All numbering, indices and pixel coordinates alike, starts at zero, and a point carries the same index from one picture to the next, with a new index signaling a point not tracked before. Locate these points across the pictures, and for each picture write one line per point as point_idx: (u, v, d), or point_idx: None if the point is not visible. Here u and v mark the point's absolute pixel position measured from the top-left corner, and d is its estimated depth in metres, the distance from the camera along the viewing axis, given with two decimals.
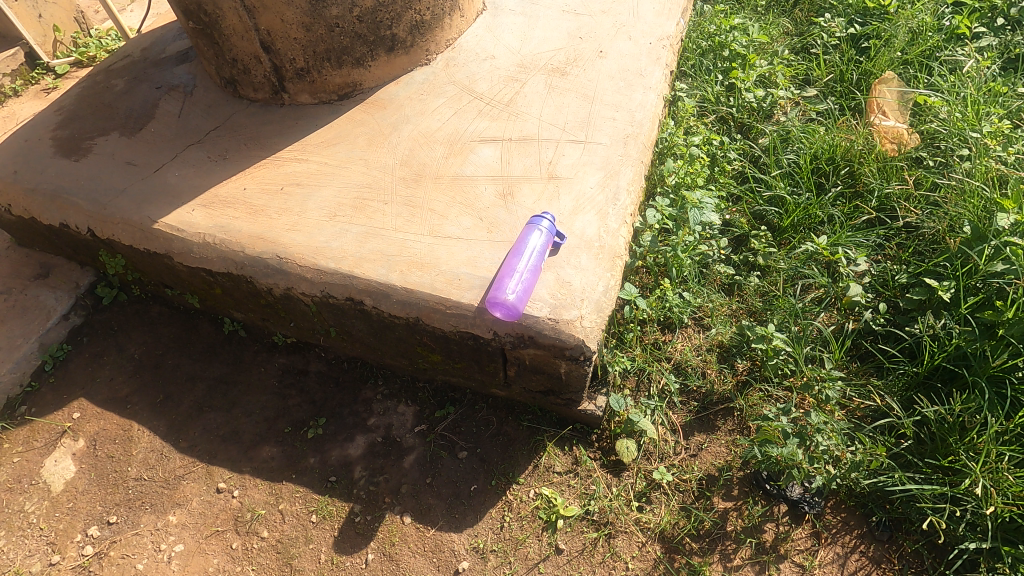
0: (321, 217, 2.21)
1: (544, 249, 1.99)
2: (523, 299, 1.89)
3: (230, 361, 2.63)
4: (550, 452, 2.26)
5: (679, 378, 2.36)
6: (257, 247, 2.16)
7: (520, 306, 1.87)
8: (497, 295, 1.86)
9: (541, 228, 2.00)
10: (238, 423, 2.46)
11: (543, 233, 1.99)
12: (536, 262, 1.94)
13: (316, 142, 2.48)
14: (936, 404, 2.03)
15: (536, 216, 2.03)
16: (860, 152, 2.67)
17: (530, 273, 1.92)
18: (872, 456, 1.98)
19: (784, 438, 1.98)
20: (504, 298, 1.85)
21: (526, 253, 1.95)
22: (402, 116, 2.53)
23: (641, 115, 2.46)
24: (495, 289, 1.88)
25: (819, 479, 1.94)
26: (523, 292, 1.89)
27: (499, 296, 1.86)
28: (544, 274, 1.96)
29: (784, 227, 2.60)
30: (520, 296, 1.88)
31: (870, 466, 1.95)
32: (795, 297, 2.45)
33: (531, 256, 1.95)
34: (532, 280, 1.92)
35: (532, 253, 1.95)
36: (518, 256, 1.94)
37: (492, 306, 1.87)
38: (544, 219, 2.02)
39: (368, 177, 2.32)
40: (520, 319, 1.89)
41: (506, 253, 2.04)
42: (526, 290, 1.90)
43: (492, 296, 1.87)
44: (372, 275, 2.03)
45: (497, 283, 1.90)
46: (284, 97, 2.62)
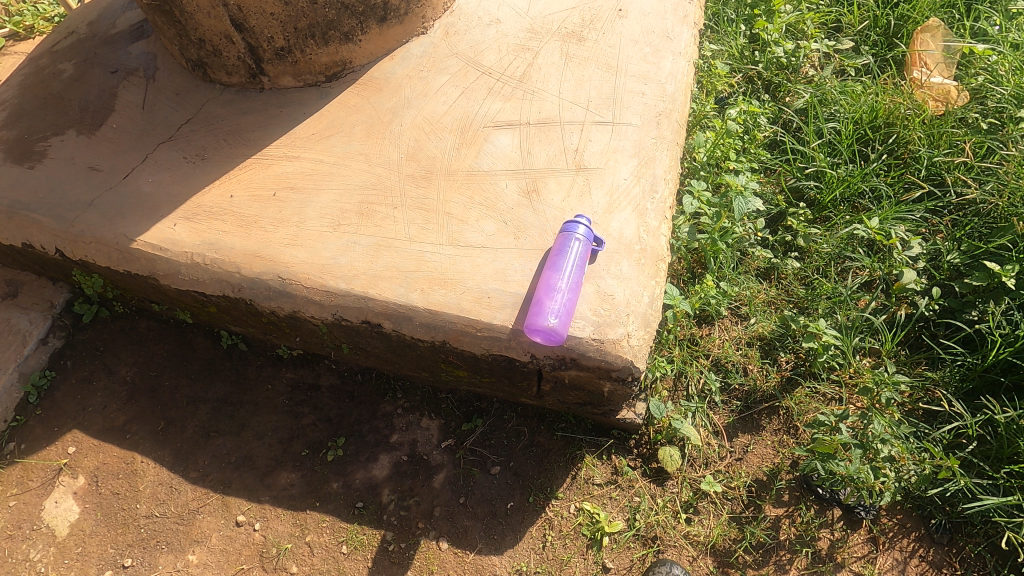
0: (323, 227, 1.97)
1: (584, 260, 1.77)
2: (566, 324, 1.70)
3: (233, 379, 2.43)
4: (589, 463, 2.15)
5: (719, 375, 2.23)
6: (254, 266, 1.92)
7: (563, 332, 1.68)
8: (537, 321, 1.67)
9: (579, 237, 1.77)
10: (250, 448, 2.29)
11: (581, 242, 1.77)
12: (575, 278, 1.74)
13: (306, 136, 2.19)
14: (1005, 407, 1.93)
15: (570, 220, 1.79)
16: (905, 115, 2.44)
17: (570, 293, 1.72)
18: (939, 465, 1.88)
19: (849, 450, 1.91)
20: (544, 323, 1.66)
21: (565, 269, 1.74)
22: (401, 99, 2.23)
23: (672, 87, 2.19)
24: (533, 313, 1.69)
25: (887, 495, 1.88)
26: (565, 316, 1.70)
27: (539, 323, 1.67)
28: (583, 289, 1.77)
29: (825, 203, 2.38)
30: (562, 321, 1.69)
31: (937, 476, 1.87)
32: (840, 282, 2.28)
33: (571, 271, 1.74)
34: (573, 301, 1.72)
35: (570, 269, 1.74)
36: (557, 272, 1.74)
37: (532, 333, 1.68)
38: (580, 224, 1.78)
39: (372, 176, 2.06)
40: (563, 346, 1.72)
41: (540, 264, 1.83)
42: (568, 313, 1.70)
43: (531, 321, 1.68)
44: (390, 296, 1.82)
45: (535, 306, 1.71)
46: (263, 81, 2.29)
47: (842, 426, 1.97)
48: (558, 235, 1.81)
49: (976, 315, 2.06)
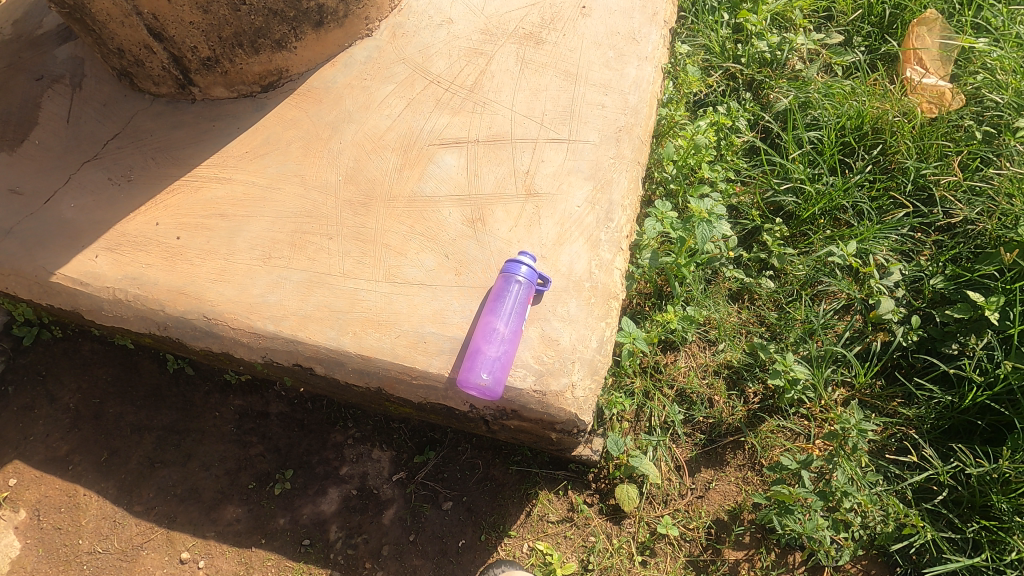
0: (253, 260, 1.83)
1: (526, 303, 1.63)
2: (503, 377, 1.57)
3: (179, 405, 2.33)
4: (544, 499, 2.06)
5: (683, 406, 2.11)
6: (179, 304, 1.79)
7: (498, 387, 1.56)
8: (470, 375, 1.55)
9: (521, 279, 1.62)
10: (197, 479, 2.22)
11: (522, 284, 1.62)
12: (515, 325, 1.60)
13: (239, 154, 2.03)
14: (980, 457, 1.82)
15: (512, 258, 1.63)
16: (894, 122, 2.25)
17: (508, 342, 1.59)
18: (906, 518, 1.77)
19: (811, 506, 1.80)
20: (478, 378, 1.54)
21: (504, 314, 1.60)
22: (342, 112, 2.06)
23: (635, 97, 2.00)
24: (467, 364, 1.57)
25: (846, 551, 1.81)
26: (501, 368, 1.57)
27: (472, 377, 1.55)
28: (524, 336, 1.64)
29: (803, 218, 2.22)
30: (498, 375, 1.56)
31: (903, 530, 1.77)
32: (814, 307, 2.13)
33: (510, 318, 1.60)
34: (511, 351, 1.60)
35: (510, 315, 1.60)
36: (495, 318, 1.60)
37: (464, 386, 1.56)
38: (522, 263, 1.62)
39: (306, 201, 1.91)
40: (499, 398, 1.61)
41: (481, 304, 1.70)
42: (504, 365, 1.58)
43: (464, 376, 1.55)
44: (320, 340, 1.70)
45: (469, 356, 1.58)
46: (193, 92, 2.11)
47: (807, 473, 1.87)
48: (500, 275, 1.66)
49: (956, 349, 1.93)
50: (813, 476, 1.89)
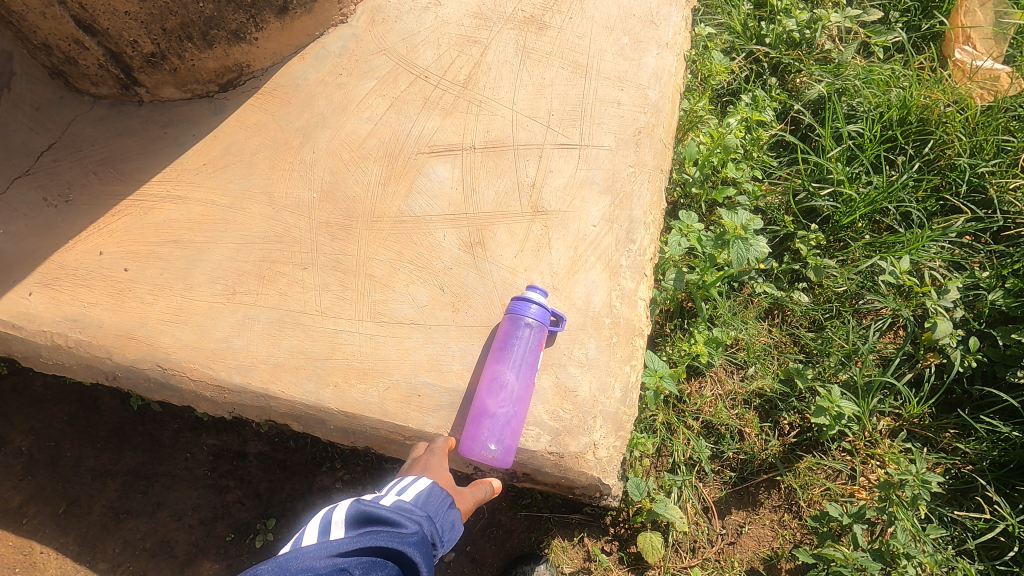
0: (215, 296, 1.57)
1: (537, 352, 1.38)
2: (513, 441, 1.36)
3: (146, 447, 2.07)
4: (556, 549, 1.85)
5: (710, 440, 1.88)
6: (128, 352, 1.53)
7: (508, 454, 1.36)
8: (475, 443, 1.34)
9: (530, 323, 1.37)
10: (168, 531, 1.99)
11: (532, 328, 1.37)
12: (525, 380, 1.37)
13: (196, 166, 1.74)
14: None
15: (518, 298, 1.37)
16: (945, 113, 1.98)
17: (518, 401, 1.36)
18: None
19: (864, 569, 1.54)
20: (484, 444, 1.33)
21: (511, 367, 1.36)
22: (314, 115, 1.76)
23: (656, 93, 1.72)
24: (470, 428, 1.35)
25: None
26: (511, 433, 1.35)
27: (478, 445, 1.34)
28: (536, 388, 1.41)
29: (841, 224, 1.96)
30: (508, 440, 1.35)
31: None
32: (855, 325, 1.91)
33: (519, 371, 1.37)
34: (522, 410, 1.37)
35: (518, 368, 1.36)
36: (502, 369, 1.37)
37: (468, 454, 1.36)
38: (531, 304, 1.36)
39: (276, 224, 1.64)
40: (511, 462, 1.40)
41: (486, 346, 1.47)
42: (514, 428, 1.36)
43: (468, 441, 1.35)
44: (296, 394, 1.45)
45: (473, 418, 1.36)
46: (139, 92, 1.80)
47: (859, 528, 1.61)
48: (505, 316, 1.41)
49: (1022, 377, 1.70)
50: (864, 529, 1.65)
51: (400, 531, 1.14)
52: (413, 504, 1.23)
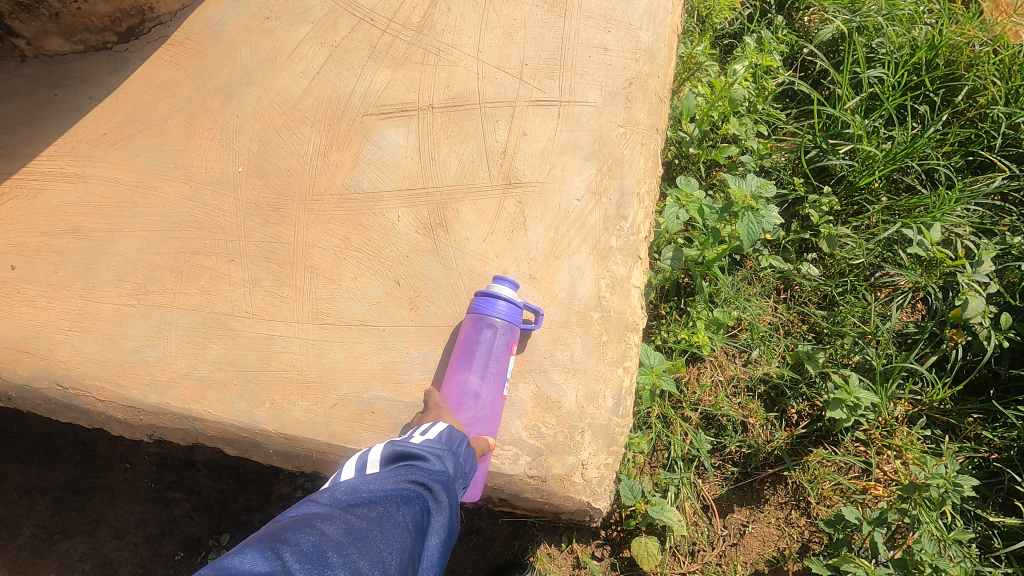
0: (123, 297, 1.30)
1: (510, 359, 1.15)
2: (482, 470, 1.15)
3: (79, 458, 1.84)
4: (542, 558, 1.67)
5: (710, 433, 1.68)
6: (20, 368, 1.27)
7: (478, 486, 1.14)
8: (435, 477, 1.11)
9: (499, 325, 1.13)
10: (110, 551, 1.78)
11: (496, 331, 1.13)
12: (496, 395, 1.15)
13: (95, 137, 1.43)
14: None
15: (481, 296, 1.12)
16: (978, 54, 1.73)
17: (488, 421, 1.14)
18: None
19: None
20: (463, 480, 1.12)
21: (476, 381, 1.14)
22: (236, 69, 1.45)
23: (650, 34, 1.43)
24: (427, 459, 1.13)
25: None
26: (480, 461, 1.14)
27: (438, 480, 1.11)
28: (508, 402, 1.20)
29: (858, 186, 1.72)
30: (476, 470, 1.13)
31: None
32: (870, 301, 1.70)
33: (487, 385, 1.14)
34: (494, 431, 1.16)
35: (486, 381, 1.14)
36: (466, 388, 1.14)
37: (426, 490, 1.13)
38: (498, 302, 1.12)
39: (194, 207, 1.36)
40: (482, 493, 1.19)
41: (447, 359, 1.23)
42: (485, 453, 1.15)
43: None
44: (226, 414, 1.21)
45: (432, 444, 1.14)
46: (18, 45, 1.46)
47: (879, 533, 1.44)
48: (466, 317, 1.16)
49: None
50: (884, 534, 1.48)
51: (435, 463, 0.95)
52: (440, 439, 1.01)
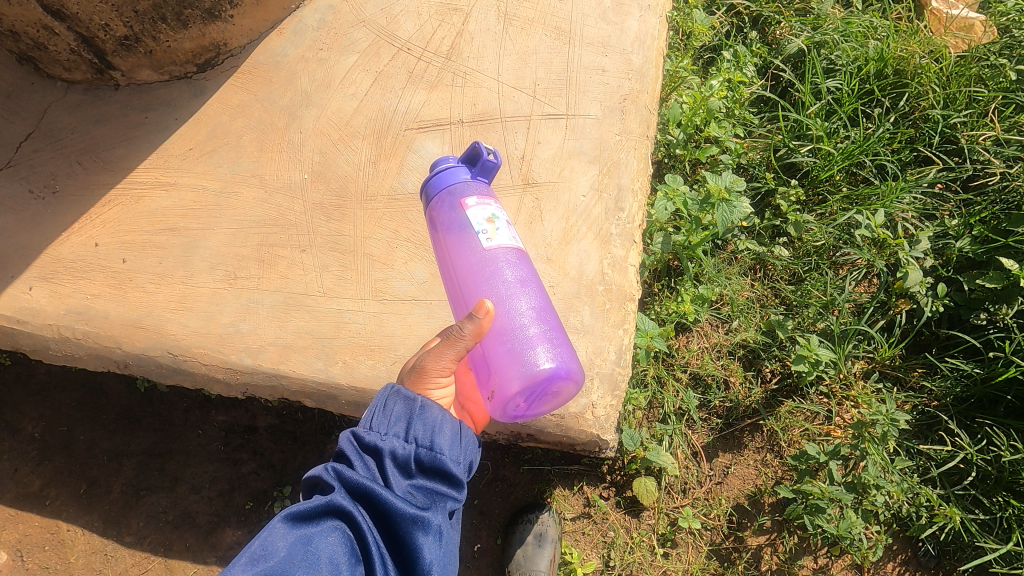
0: (216, 281, 1.60)
1: (473, 214, 1.23)
2: (529, 336, 1.20)
3: (157, 426, 2.15)
4: (558, 498, 1.96)
5: (697, 391, 1.98)
6: (137, 340, 1.57)
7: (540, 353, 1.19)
8: (500, 382, 1.18)
9: (450, 194, 1.26)
10: (188, 503, 2.08)
11: (454, 199, 1.25)
12: (480, 255, 1.23)
13: (181, 151, 1.73)
14: (1015, 440, 1.74)
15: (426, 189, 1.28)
16: (922, 64, 2.04)
17: (493, 283, 1.23)
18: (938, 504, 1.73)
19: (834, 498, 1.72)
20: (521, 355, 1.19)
21: (459, 259, 1.25)
22: (297, 94, 1.75)
23: (640, 57, 1.74)
24: (483, 381, 1.24)
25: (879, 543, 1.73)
26: (514, 330, 1.21)
27: (501, 381, 1.18)
28: (513, 254, 1.25)
29: (820, 179, 2.02)
30: (523, 343, 1.19)
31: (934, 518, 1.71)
32: (832, 278, 2.00)
33: (469, 250, 1.24)
34: (507, 290, 1.22)
35: (464, 253, 1.24)
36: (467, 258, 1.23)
37: (507, 407, 1.20)
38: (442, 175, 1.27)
39: (270, 208, 1.66)
40: (569, 355, 1.22)
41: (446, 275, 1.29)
42: (516, 317, 1.21)
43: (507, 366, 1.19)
44: (307, 372, 1.52)
45: (477, 363, 1.26)
46: (114, 76, 1.76)
47: (834, 464, 1.77)
48: (430, 215, 1.28)
49: (983, 319, 1.85)
50: (840, 464, 1.81)
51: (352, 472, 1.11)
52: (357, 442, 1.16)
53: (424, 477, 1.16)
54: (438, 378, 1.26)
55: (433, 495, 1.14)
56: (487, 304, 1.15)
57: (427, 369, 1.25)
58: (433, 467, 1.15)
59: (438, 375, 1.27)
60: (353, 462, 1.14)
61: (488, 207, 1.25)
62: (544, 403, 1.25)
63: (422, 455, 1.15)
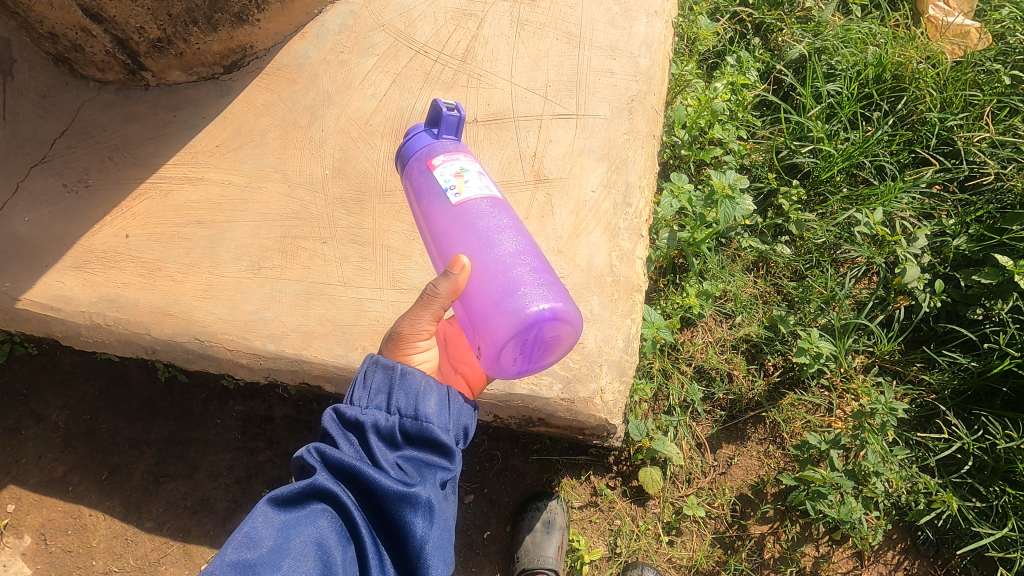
0: (241, 271, 1.68)
1: (439, 171, 1.25)
2: (507, 284, 1.17)
3: (177, 415, 2.22)
4: (566, 487, 2.01)
5: (702, 384, 2.04)
6: (165, 326, 1.64)
7: (521, 299, 1.15)
8: (485, 337, 1.17)
9: (419, 159, 1.29)
10: (206, 490, 2.15)
11: (421, 163, 1.29)
12: (452, 211, 1.23)
13: (208, 148, 1.81)
14: (1010, 430, 1.81)
15: (398, 160, 1.34)
16: (919, 68, 2.11)
17: (468, 237, 1.23)
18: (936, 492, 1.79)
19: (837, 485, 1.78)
20: (501, 304, 1.16)
21: (433, 219, 1.27)
22: (319, 93, 1.83)
23: (647, 60, 1.82)
24: (472, 338, 1.23)
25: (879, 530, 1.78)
26: (494, 280, 1.19)
27: (487, 336, 1.17)
28: (486, 204, 1.24)
29: (821, 179, 2.09)
30: (502, 292, 1.17)
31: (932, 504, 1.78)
32: (834, 275, 2.06)
33: (441, 208, 1.25)
34: (482, 242, 1.22)
35: (436, 212, 1.26)
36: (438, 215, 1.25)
37: (500, 360, 1.19)
38: (411, 142, 1.31)
39: (292, 201, 1.73)
40: (552, 299, 1.16)
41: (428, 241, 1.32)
42: (495, 266, 1.20)
43: (489, 318, 1.17)
44: (327, 357, 1.59)
45: (466, 323, 1.26)
46: (146, 77, 1.84)
47: (835, 452, 1.84)
48: (406, 185, 1.33)
49: (980, 314, 1.90)
50: (841, 454, 1.87)
51: (338, 452, 1.15)
52: (337, 425, 1.20)
53: (409, 446, 1.20)
54: (418, 342, 1.31)
55: (419, 463, 1.19)
56: (461, 260, 1.17)
57: (406, 334, 1.29)
58: (418, 436, 1.19)
59: (419, 339, 1.31)
60: (339, 441, 1.18)
61: (455, 162, 1.25)
62: (536, 351, 1.20)
63: (406, 426, 1.20)
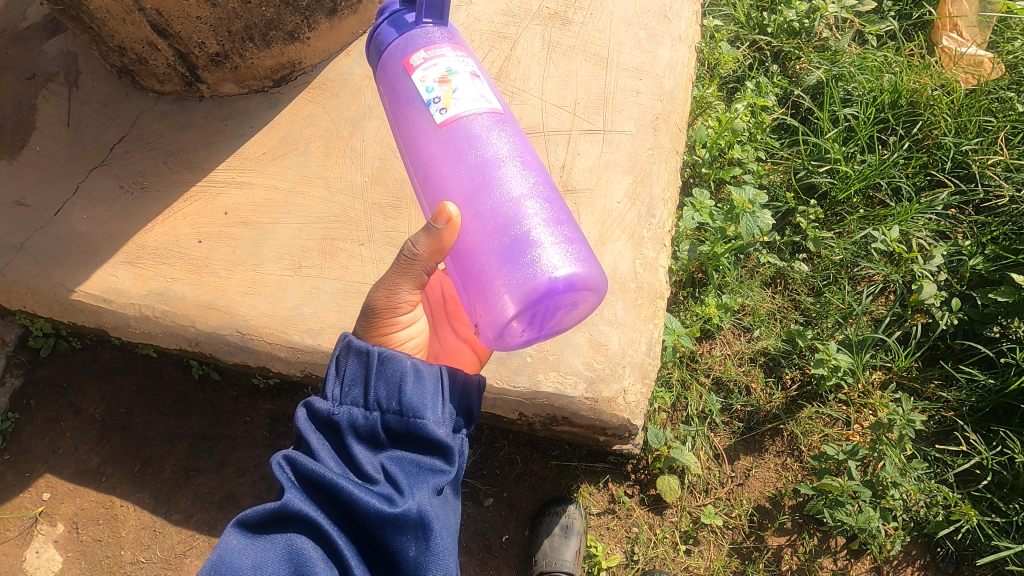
0: (283, 270, 1.77)
1: (419, 75, 1.29)
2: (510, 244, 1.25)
3: (208, 412, 2.29)
4: (584, 493, 2.03)
5: (720, 395, 2.07)
6: (210, 320, 1.74)
7: (520, 261, 1.23)
8: (490, 302, 1.24)
9: (396, 59, 1.33)
10: (233, 485, 2.21)
11: (401, 64, 1.32)
12: (439, 127, 1.28)
13: (255, 155, 1.93)
14: None
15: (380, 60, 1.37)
16: (933, 95, 2.20)
17: (462, 163, 1.30)
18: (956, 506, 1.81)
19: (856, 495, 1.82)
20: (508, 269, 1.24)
21: (418, 126, 1.32)
22: (362, 107, 1.95)
23: (671, 81, 1.93)
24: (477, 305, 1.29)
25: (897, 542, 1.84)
26: (498, 243, 1.26)
27: (490, 300, 1.24)
28: (473, 122, 1.29)
29: (838, 199, 2.15)
30: (501, 252, 1.25)
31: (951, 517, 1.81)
32: (853, 293, 2.10)
33: (425, 119, 1.30)
34: (477, 186, 1.29)
35: (421, 122, 1.31)
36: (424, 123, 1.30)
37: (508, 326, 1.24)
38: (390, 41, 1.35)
39: (333, 206, 1.84)
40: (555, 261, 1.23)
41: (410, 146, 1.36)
42: (492, 219, 1.27)
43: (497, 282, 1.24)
44: None
45: (468, 286, 1.32)
46: (201, 89, 1.98)
47: (852, 463, 1.88)
48: (384, 86, 1.37)
49: (997, 332, 1.94)
50: (858, 467, 1.90)
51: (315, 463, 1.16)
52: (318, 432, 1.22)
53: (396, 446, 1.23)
54: (394, 312, 1.36)
55: (406, 461, 1.21)
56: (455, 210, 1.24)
57: (382, 308, 1.35)
58: (402, 430, 1.22)
59: (398, 312, 1.38)
60: (319, 453, 1.19)
61: (437, 64, 1.28)
62: (543, 317, 1.25)
63: (390, 423, 1.23)
